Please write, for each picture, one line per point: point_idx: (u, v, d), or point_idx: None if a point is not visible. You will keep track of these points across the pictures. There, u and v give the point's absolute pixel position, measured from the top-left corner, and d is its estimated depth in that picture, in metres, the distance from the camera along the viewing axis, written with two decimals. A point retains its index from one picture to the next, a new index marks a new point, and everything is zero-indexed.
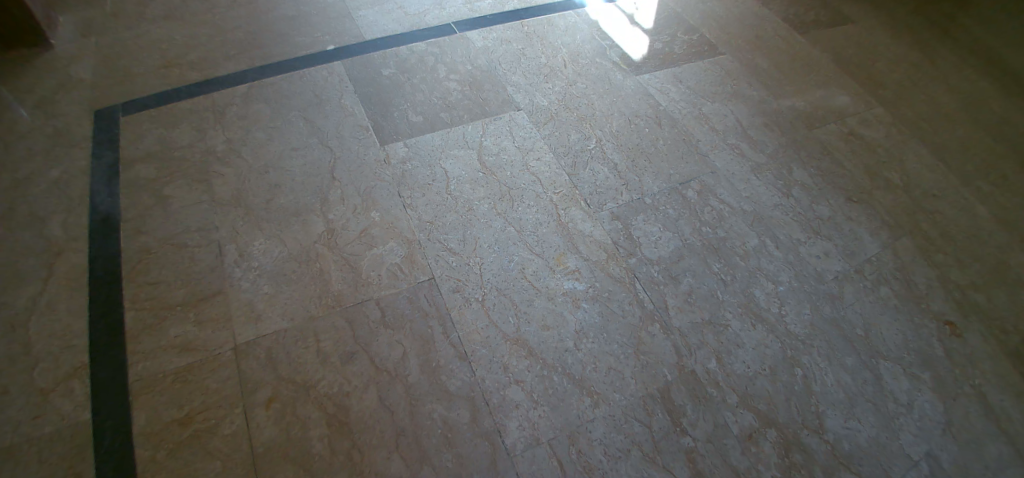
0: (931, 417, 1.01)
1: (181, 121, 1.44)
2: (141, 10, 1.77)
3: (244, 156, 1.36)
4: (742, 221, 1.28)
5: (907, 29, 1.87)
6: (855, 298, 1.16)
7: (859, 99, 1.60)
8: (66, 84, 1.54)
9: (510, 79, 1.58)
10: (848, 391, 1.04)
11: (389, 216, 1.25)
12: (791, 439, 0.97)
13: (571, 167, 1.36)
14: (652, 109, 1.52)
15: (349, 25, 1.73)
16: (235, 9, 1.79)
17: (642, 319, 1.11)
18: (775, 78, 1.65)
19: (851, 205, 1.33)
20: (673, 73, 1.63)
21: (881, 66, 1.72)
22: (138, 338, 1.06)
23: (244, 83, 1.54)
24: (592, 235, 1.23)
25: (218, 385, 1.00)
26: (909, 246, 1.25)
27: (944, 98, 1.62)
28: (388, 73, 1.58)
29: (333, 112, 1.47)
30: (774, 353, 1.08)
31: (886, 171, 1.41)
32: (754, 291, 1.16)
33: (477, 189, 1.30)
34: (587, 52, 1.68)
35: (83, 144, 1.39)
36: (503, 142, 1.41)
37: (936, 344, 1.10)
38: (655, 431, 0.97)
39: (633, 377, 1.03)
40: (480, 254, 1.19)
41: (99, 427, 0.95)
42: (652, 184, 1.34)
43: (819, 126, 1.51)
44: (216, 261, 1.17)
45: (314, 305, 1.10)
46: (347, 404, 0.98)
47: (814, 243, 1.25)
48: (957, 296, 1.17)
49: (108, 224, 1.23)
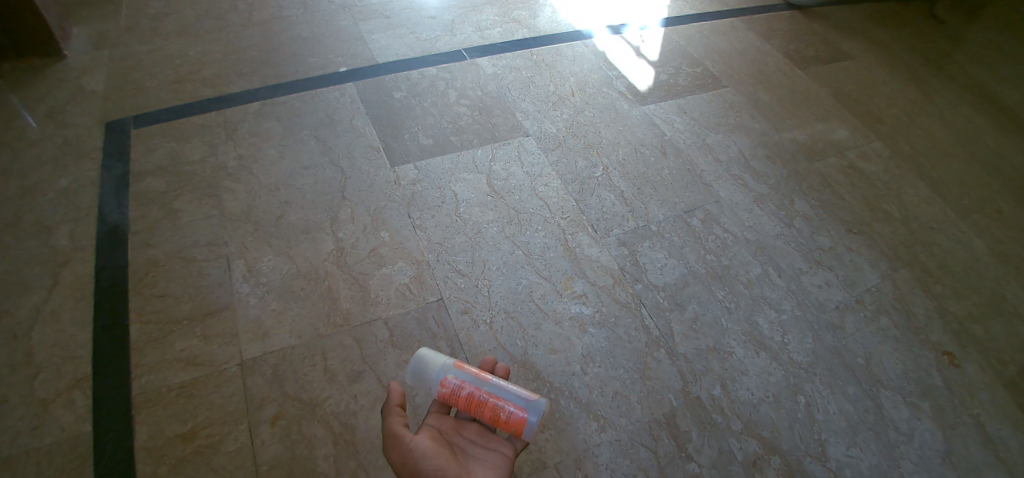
0: (931, 446, 1.03)
1: (193, 136, 1.45)
2: (155, 26, 1.80)
3: (255, 173, 1.37)
4: (745, 250, 1.31)
5: (904, 66, 1.94)
6: (856, 328, 1.18)
7: (858, 133, 1.65)
8: (78, 95, 1.56)
9: (519, 106, 1.62)
10: (850, 419, 1.05)
11: (399, 236, 1.26)
12: (795, 466, 0.98)
13: (579, 194, 1.39)
14: (658, 139, 1.56)
15: (363, 48, 1.77)
16: (249, 29, 1.82)
17: (648, 345, 1.12)
18: (776, 111, 1.70)
19: (851, 236, 1.36)
20: (677, 104, 1.68)
21: (879, 101, 1.78)
22: (143, 351, 1.05)
23: (257, 101, 1.56)
24: (598, 260, 1.25)
25: (222, 401, 1.00)
26: (908, 278, 1.28)
27: (940, 132, 1.68)
28: (400, 96, 1.61)
29: (345, 132, 1.49)
30: (777, 380, 1.09)
31: (884, 204, 1.45)
32: (758, 319, 1.18)
33: (486, 212, 1.32)
34: (594, 82, 1.73)
35: (94, 155, 1.40)
36: (511, 167, 1.43)
37: (936, 374, 1.12)
38: (660, 456, 0.98)
39: (638, 402, 1.04)
40: (489, 277, 1.20)
41: (101, 441, 0.94)
42: (658, 212, 1.37)
43: (819, 159, 1.55)
44: (224, 277, 1.17)
45: (323, 324, 1.11)
46: (353, 423, 0.98)
47: (815, 273, 1.28)
48: (955, 327, 1.20)
49: (116, 235, 1.23)
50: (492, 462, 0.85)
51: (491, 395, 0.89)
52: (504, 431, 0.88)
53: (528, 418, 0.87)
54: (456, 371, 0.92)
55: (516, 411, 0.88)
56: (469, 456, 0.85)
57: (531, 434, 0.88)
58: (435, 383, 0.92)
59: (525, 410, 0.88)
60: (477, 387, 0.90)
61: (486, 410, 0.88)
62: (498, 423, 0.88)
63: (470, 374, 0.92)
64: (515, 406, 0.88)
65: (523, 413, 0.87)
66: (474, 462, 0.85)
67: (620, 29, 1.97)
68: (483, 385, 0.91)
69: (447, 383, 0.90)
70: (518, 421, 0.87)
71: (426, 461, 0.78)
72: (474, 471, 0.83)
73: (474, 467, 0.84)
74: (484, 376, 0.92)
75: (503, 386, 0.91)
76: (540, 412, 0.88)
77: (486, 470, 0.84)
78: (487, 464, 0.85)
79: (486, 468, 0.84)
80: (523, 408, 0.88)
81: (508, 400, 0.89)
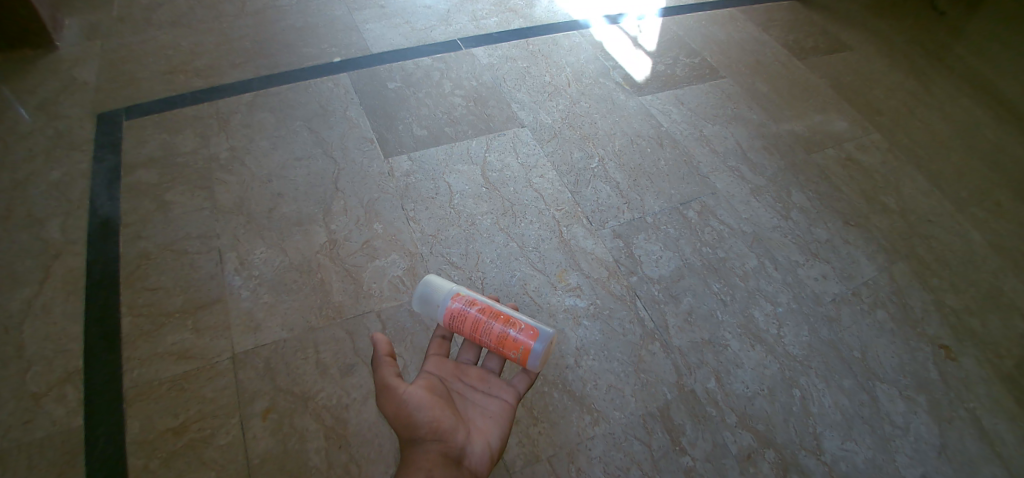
0: (926, 440, 1.02)
1: (186, 127, 1.44)
2: (147, 16, 1.78)
3: (248, 164, 1.36)
4: (742, 242, 1.30)
5: (903, 57, 1.92)
6: (852, 321, 1.17)
7: (856, 124, 1.63)
8: (70, 87, 1.54)
9: (515, 96, 1.60)
10: (845, 412, 1.04)
11: (392, 228, 1.25)
12: (789, 459, 0.98)
13: (574, 185, 1.37)
14: (654, 130, 1.54)
15: (356, 38, 1.75)
16: (242, 18, 1.80)
17: (642, 337, 1.11)
18: (774, 102, 1.68)
19: (849, 229, 1.35)
20: (674, 95, 1.66)
21: (878, 93, 1.76)
22: (135, 344, 1.05)
23: (250, 91, 1.55)
24: (593, 252, 1.24)
25: (214, 394, 0.99)
26: (905, 271, 1.27)
27: (939, 125, 1.66)
28: (394, 86, 1.59)
29: (338, 123, 1.47)
30: (772, 373, 1.08)
31: (882, 196, 1.43)
32: (754, 312, 1.17)
33: (480, 204, 1.31)
34: (591, 72, 1.71)
35: (86, 147, 1.39)
36: (506, 158, 1.42)
37: (932, 368, 1.11)
38: (654, 450, 0.97)
39: (632, 395, 1.03)
40: (483, 269, 1.19)
41: (92, 435, 0.94)
42: (653, 203, 1.35)
43: (817, 150, 1.54)
44: (216, 269, 1.16)
45: (315, 316, 1.10)
46: (345, 416, 0.98)
47: (812, 266, 1.27)
48: (952, 321, 1.19)
49: (108, 228, 1.22)
50: (492, 409, 0.87)
51: (502, 312, 0.94)
52: (511, 351, 0.91)
53: (536, 337, 0.91)
54: (468, 291, 0.98)
55: (526, 329, 0.91)
56: (467, 403, 0.86)
57: (537, 362, 0.91)
58: (446, 298, 0.96)
59: (535, 329, 0.91)
60: (487, 304, 0.94)
61: (495, 327, 0.91)
62: (506, 343, 0.91)
63: (480, 296, 0.97)
64: (526, 325, 0.92)
65: (530, 336, 0.91)
66: (474, 409, 0.86)
67: (617, 19, 1.95)
68: (494, 304, 0.95)
69: (459, 298, 0.95)
70: (527, 340, 0.90)
71: (420, 413, 0.78)
72: (474, 419, 0.84)
73: (474, 415, 0.85)
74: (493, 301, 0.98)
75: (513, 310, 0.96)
76: (548, 334, 0.92)
77: (485, 419, 0.85)
78: (486, 412, 0.86)
79: (485, 417, 0.85)
80: (533, 329, 0.92)
81: (518, 319, 0.92)
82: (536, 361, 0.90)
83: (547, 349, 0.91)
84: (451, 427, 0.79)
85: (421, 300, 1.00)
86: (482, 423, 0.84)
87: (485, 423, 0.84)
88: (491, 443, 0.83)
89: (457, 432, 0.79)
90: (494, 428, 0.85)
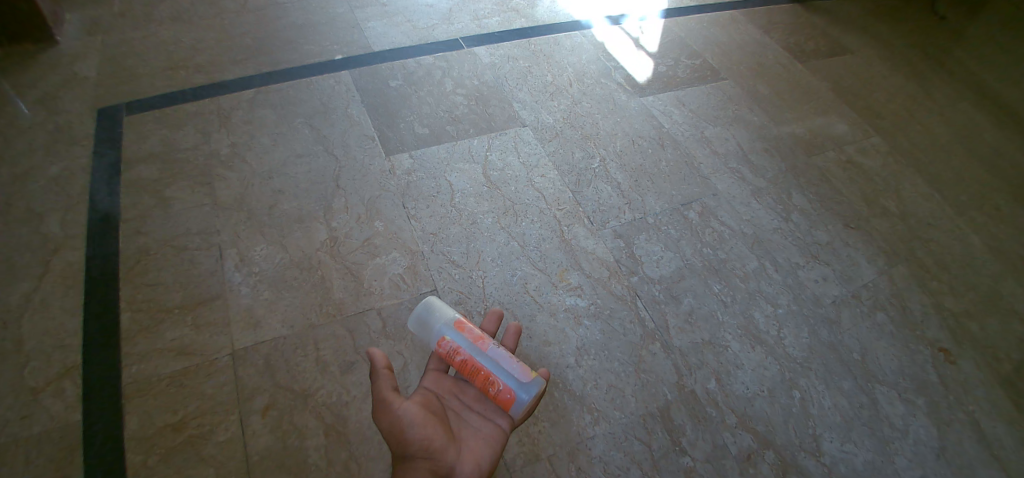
0: (925, 443, 1.02)
1: (186, 123, 1.43)
2: (148, 12, 1.78)
3: (248, 160, 1.36)
4: (742, 244, 1.30)
5: (904, 61, 1.93)
6: (852, 323, 1.18)
7: (857, 128, 1.64)
8: (71, 82, 1.54)
9: (516, 96, 1.60)
10: (845, 414, 1.05)
11: (393, 226, 1.25)
12: (789, 460, 0.98)
13: (575, 185, 1.37)
14: (655, 131, 1.54)
15: (358, 36, 1.75)
16: (244, 15, 1.80)
17: (643, 338, 1.11)
18: (775, 105, 1.68)
19: (849, 231, 1.35)
20: (676, 97, 1.66)
21: (879, 96, 1.76)
22: (134, 340, 1.04)
23: (252, 88, 1.54)
24: (594, 252, 1.24)
25: (213, 391, 0.99)
26: (905, 274, 1.27)
27: (939, 128, 1.67)
28: (396, 84, 1.59)
29: (339, 120, 1.47)
30: (772, 375, 1.08)
31: (882, 199, 1.44)
32: (754, 313, 1.17)
33: (481, 203, 1.31)
34: (592, 73, 1.71)
35: (86, 142, 1.38)
36: (507, 158, 1.42)
37: (931, 370, 1.12)
38: (653, 450, 0.97)
39: (633, 395, 1.03)
40: (483, 268, 1.19)
41: (90, 431, 0.93)
42: (654, 204, 1.36)
43: (818, 153, 1.54)
44: (216, 265, 1.16)
45: (315, 313, 1.09)
46: (345, 414, 0.97)
47: (812, 268, 1.27)
48: (951, 324, 1.19)
49: (108, 223, 1.22)
50: (485, 431, 0.86)
51: (483, 367, 0.90)
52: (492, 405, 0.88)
53: (514, 400, 0.86)
54: (456, 333, 0.94)
55: (506, 389, 0.87)
56: (462, 422, 0.86)
57: (522, 410, 0.87)
58: (436, 339, 0.96)
59: (511, 393, 0.87)
60: (467, 355, 0.91)
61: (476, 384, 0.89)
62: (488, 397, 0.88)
63: (467, 340, 0.93)
64: (507, 383, 0.88)
65: (512, 393, 0.87)
66: (468, 429, 0.86)
67: (619, 20, 1.95)
68: (478, 354, 0.91)
69: (444, 344, 0.94)
70: (506, 400, 0.87)
71: (412, 429, 0.78)
72: (466, 438, 0.84)
73: (467, 435, 0.85)
74: (482, 343, 0.93)
75: (499, 358, 0.90)
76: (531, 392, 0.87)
77: (477, 439, 0.84)
78: (480, 432, 0.85)
79: (477, 438, 0.84)
80: (514, 388, 0.87)
81: (498, 378, 0.88)
82: (520, 411, 0.87)
83: (531, 403, 0.87)
84: (442, 445, 0.79)
85: (419, 322, 1.00)
86: (474, 444, 0.83)
87: (477, 444, 0.84)
88: (482, 464, 0.81)
89: (448, 449, 0.79)
90: (487, 449, 0.83)
